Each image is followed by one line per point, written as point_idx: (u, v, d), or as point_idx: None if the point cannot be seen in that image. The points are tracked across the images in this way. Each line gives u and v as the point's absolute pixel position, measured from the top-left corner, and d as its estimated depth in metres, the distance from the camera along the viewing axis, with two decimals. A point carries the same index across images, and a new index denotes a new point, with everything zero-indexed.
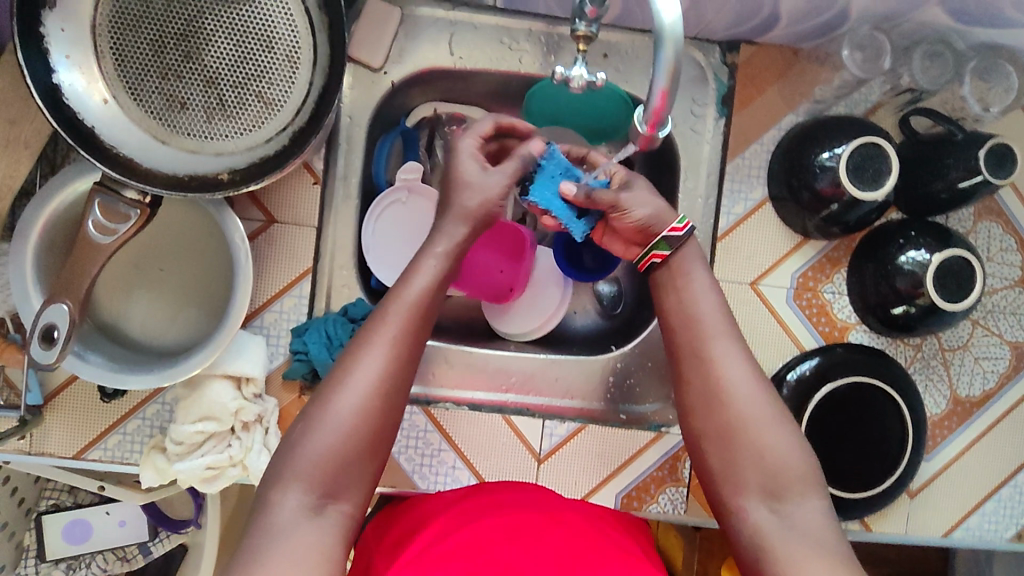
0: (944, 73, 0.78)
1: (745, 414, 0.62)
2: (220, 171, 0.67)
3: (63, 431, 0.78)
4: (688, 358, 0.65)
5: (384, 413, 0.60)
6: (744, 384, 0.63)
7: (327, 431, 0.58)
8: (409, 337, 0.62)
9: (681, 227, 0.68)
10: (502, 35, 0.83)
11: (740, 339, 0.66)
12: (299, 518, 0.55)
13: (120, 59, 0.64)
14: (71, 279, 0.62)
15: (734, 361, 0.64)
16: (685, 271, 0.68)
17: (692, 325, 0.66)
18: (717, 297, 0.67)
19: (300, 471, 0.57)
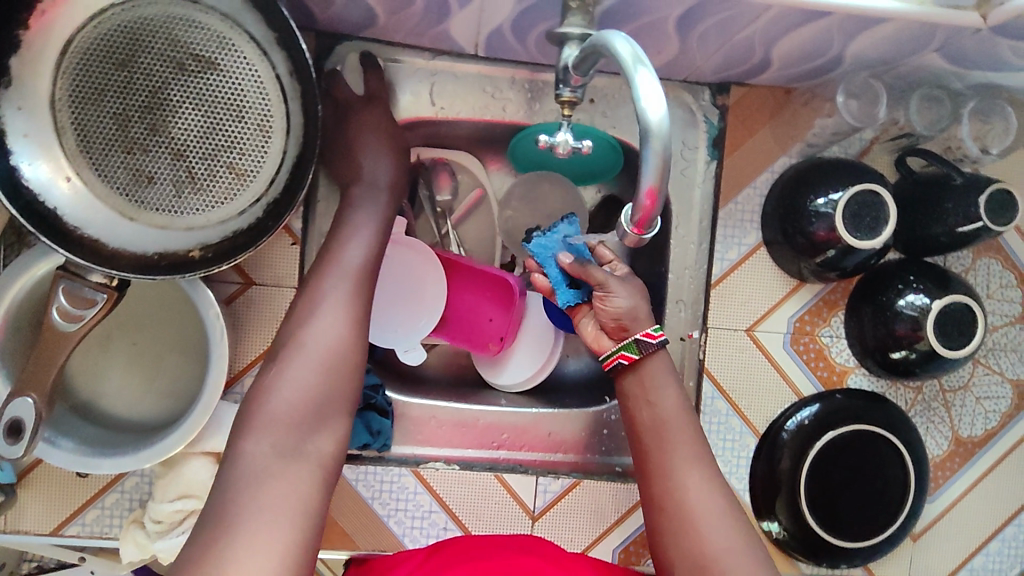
0: (942, 118, 0.76)
1: (714, 548, 0.62)
2: (192, 247, 0.64)
3: (40, 508, 0.75)
4: (655, 478, 0.67)
5: (343, 363, 0.66)
6: (711, 513, 0.64)
7: (295, 376, 0.63)
8: (358, 287, 0.69)
9: (654, 335, 0.68)
10: (484, 83, 0.80)
11: (712, 462, 0.67)
12: (270, 461, 0.58)
13: (81, 135, 0.60)
14: (37, 371, 0.59)
15: (705, 485, 0.66)
16: (656, 387, 0.70)
17: (660, 442, 0.68)
18: (686, 413, 0.69)
19: (267, 417, 0.61)
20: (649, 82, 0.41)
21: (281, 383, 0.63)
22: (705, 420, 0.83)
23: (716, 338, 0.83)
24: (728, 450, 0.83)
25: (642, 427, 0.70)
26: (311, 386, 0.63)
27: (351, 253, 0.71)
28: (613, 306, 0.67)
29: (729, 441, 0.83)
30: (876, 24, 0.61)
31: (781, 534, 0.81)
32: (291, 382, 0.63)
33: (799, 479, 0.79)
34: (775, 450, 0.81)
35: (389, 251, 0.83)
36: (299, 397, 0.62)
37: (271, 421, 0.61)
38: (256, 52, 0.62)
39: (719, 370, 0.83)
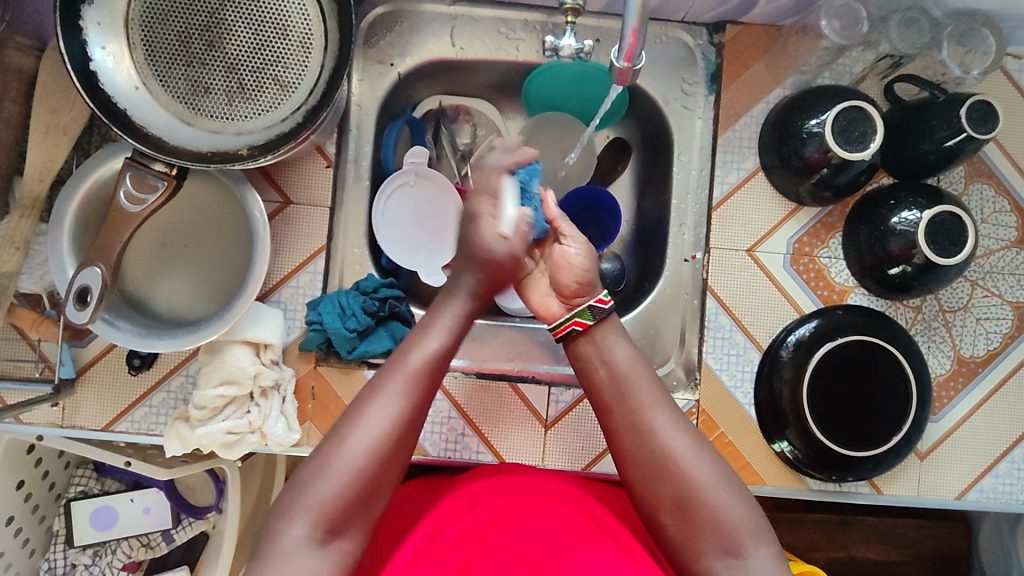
0: (922, 37, 0.81)
1: (696, 480, 0.64)
2: (240, 147, 0.72)
3: (93, 404, 0.82)
4: (629, 435, 0.67)
5: (395, 453, 0.64)
6: (685, 447, 0.66)
7: (351, 451, 0.62)
8: (417, 394, 0.66)
9: (606, 300, 0.73)
10: (499, 26, 0.89)
11: (672, 404, 0.69)
12: (305, 549, 0.58)
13: (150, 49, 0.70)
14: (104, 246, 0.67)
15: (673, 430, 0.67)
16: (604, 348, 0.71)
17: (625, 398, 0.69)
18: (640, 365, 0.70)
19: (309, 510, 0.59)
20: None
21: (323, 479, 0.61)
22: (709, 335, 0.87)
23: (718, 258, 0.87)
24: (732, 364, 0.87)
25: (600, 388, 0.71)
26: (357, 480, 0.61)
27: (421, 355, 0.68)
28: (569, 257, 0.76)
29: (734, 355, 0.87)
30: None
31: (791, 453, 0.84)
32: (346, 455, 0.62)
33: (802, 397, 0.81)
34: (776, 367, 0.85)
35: (414, 181, 0.90)
36: (341, 494, 0.60)
37: (315, 508, 0.59)
38: None
39: (721, 287, 0.87)
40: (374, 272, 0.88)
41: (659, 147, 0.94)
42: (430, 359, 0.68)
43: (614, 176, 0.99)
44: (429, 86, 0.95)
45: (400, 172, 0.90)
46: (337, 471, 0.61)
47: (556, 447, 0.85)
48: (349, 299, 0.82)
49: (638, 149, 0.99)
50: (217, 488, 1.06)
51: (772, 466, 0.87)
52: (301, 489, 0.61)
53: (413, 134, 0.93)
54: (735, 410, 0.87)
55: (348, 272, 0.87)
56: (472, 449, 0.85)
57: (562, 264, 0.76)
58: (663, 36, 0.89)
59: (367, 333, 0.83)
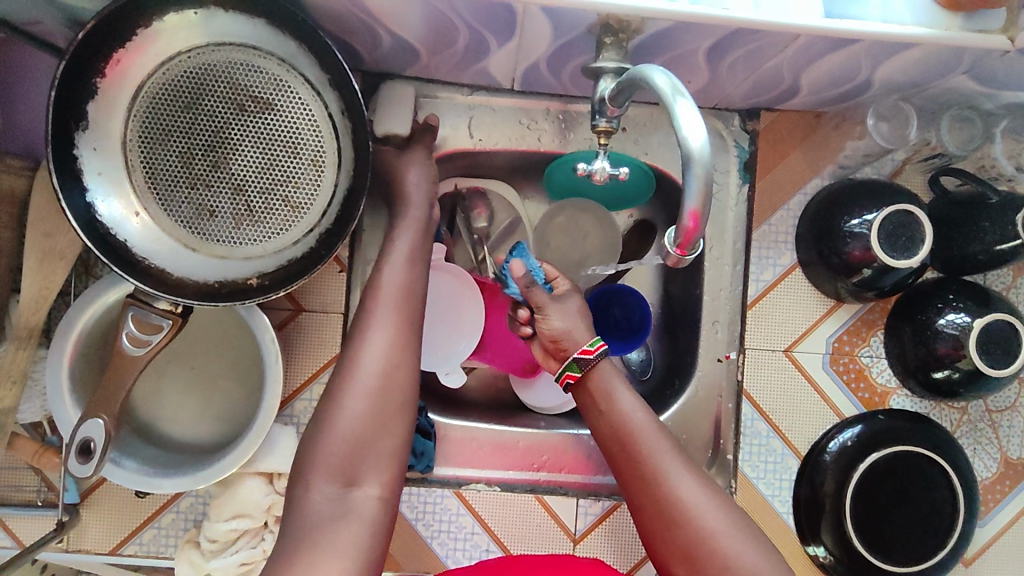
0: (973, 138, 0.76)
1: (705, 526, 0.63)
2: (249, 275, 0.68)
3: (99, 528, 0.78)
4: (627, 472, 0.68)
5: (391, 378, 0.66)
6: (691, 490, 0.65)
7: (351, 401, 0.64)
8: (402, 321, 0.68)
9: (590, 351, 0.71)
10: (520, 115, 0.84)
11: (678, 451, 0.68)
12: (328, 512, 0.59)
13: (151, 173, 0.65)
14: (107, 393, 0.62)
15: (681, 475, 0.65)
16: (609, 389, 0.71)
17: (628, 443, 0.68)
18: (644, 410, 0.70)
19: (325, 465, 0.62)
20: (689, 110, 0.43)
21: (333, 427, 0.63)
22: (744, 442, 0.83)
23: (754, 359, 0.83)
24: (770, 472, 0.83)
25: (599, 423, 0.71)
26: (361, 435, 0.63)
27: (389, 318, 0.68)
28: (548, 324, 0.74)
29: (771, 463, 0.83)
30: (902, 50, 0.63)
31: (827, 558, 0.81)
32: (347, 411, 0.64)
33: (843, 505, 0.77)
34: (817, 473, 0.80)
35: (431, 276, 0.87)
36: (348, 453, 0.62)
37: (331, 462, 0.62)
38: (311, 94, 0.66)
39: (757, 391, 0.83)
40: None
41: None
42: (403, 290, 0.70)
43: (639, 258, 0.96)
44: (446, 171, 0.90)
45: None
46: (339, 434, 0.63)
47: None
48: None
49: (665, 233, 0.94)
50: None
51: (805, 570, 0.84)
52: (315, 447, 0.63)
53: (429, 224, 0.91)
54: (771, 518, 0.83)
55: None
56: None
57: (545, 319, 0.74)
58: None
59: None
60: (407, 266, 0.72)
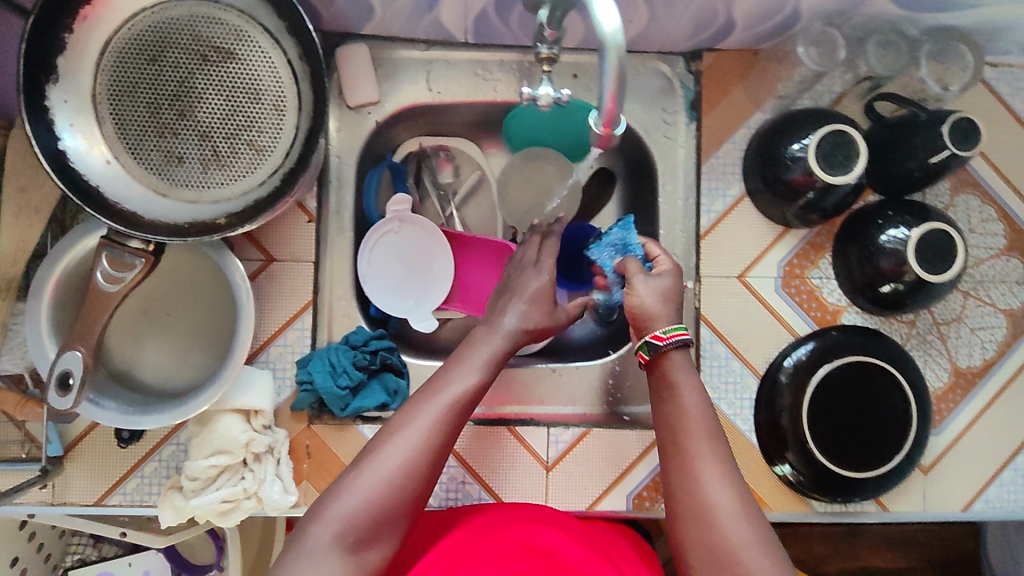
0: (900, 59, 0.83)
1: (727, 537, 0.61)
2: (218, 216, 0.71)
3: (83, 479, 0.81)
4: (671, 467, 0.66)
5: (432, 465, 0.62)
6: (727, 503, 0.62)
7: (384, 460, 0.61)
8: (461, 405, 0.65)
9: (662, 337, 0.71)
10: (475, 67, 0.88)
11: (726, 453, 0.66)
12: (331, 560, 0.57)
13: (120, 123, 0.69)
14: (84, 329, 0.66)
15: (720, 482, 0.63)
16: (674, 384, 0.70)
17: (678, 445, 0.67)
18: (705, 411, 0.68)
19: (333, 519, 0.58)
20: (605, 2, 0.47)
21: (359, 488, 0.60)
22: (705, 364, 0.87)
23: (709, 287, 0.87)
24: (730, 392, 0.87)
25: (660, 416, 0.70)
26: (387, 490, 0.60)
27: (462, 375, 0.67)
28: (631, 299, 0.75)
29: (731, 383, 0.87)
30: None
31: (794, 476, 0.84)
32: (381, 466, 0.60)
33: (800, 419, 0.81)
34: (775, 391, 0.84)
35: (398, 228, 0.90)
36: (366, 504, 0.59)
37: (348, 512, 0.58)
38: (270, 42, 0.70)
39: (714, 316, 0.87)
40: (364, 325, 0.88)
41: (643, 175, 0.94)
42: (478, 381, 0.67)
43: (601, 205, 0.99)
44: (409, 129, 0.94)
45: (383, 220, 0.89)
46: (370, 479, 0.60)
47: (558, 488, 0.84)
48: (339, 356, 0.81)
49: (623, 179, 0.98)
50: (217, 546, 1.04)
51: (776, 491, 0.87)
52: (338, 499, 0.60)
53: (395, 178, 0.94)
54: (734, 436, 0.87)
55: (337, 326, 0.87)
56: (474, 496, 0.84)
57: (632, 291, 0.76)
58: (642, 67, 0.88)
59: (360, 388, 0.83)
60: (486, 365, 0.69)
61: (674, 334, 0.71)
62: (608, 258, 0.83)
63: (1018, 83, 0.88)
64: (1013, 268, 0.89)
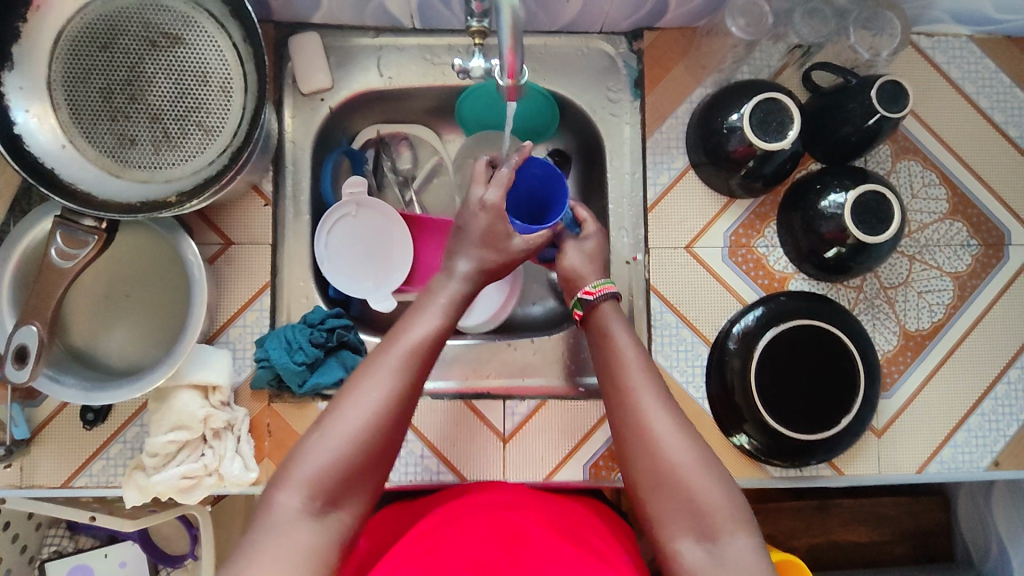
0: (824, 27, 0.85)
1: (672, 461, 0.63)
2: (169, 195, 0.73)
3: (51, 463, 0.81)
4: (613, 405, 0.69)
5: (392, 427, 0.63)
6: (667, 430, 0.65)
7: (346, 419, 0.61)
8: (418, 366, 0.66)
9: (591, 292, 0.77)
10: (424, 53, 0.91)
11: (662, 386, 0.69)
12: (302, 518, 0.57)
13: (74, 108, 0.72)
14: (38, 304, 0.68)
15: (660, 412, 0.66)
16: (608, 330, 0.73)
17: (615, 380, 0.70)
18: (638, 352, 0.71)
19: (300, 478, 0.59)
20: None
21: (319, 450, 0.60)
22: (657, 334, 0.88)
23: (658, 257, 0.89)
24: (682, 360, 0.88)
25: (598, 361, 0.73)
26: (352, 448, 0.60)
27: (417, 332, 0.68)
28: (563, 262, 0.82)
29: (682, 351, 0.88)
30: None
31: (750, 444, 0.85)
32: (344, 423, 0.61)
33: (748, 384, 0.82)
34: (724, 358, 0.86)
35: (356, 211, 0.92)
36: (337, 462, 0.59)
37: (330, 458, 0.59)
38: (215, 27, 0.73)
39: (664, 286, 0.89)
40: (322, 304, 0.88)
41: (593, 154, 0.96)
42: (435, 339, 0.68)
43: None
44: (365, 117, 0.97)
45: (340, 204, 0.91)
46: (336, 431, 0.60)
47: (516, 460, 0.85)
48: (295, 333, 0.82)
49: (577, 160, 1.01)
50: (191, 535, 1.05)
51: (732, 459, 0.88)
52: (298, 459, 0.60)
53: (353, 163, 0.97)
54: (689, 405, 0.88)
55: (296, 308, 0.88)
56: (432, 470, 0.85)
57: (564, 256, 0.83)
58: (585, 48, 0.92)
59: (317, 365, 0.84)
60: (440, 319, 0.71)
61: (600, 290, 0.77)
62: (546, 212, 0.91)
63: (954, 51, 0.92)
64: (957, 232, 0.91)
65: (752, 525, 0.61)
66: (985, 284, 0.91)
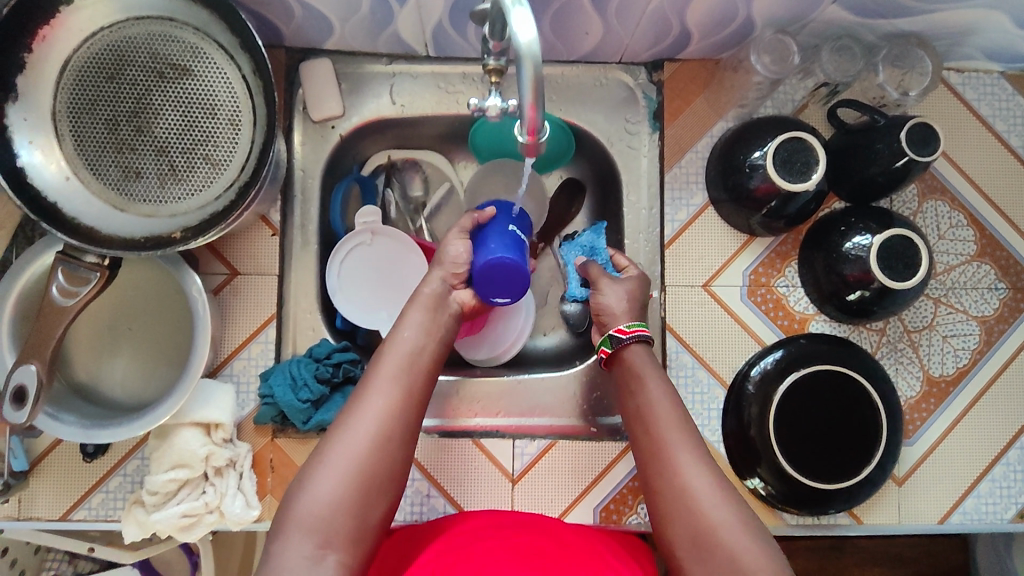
0: (854, 65, 0.81)
1: (711, 520, 0.62)
2: (174, 230, 0.71)
3: (49, 495, 0.80)
4: (647, 458, 0.68)
5: (387, 456, 0.65)
6: (705, 487, 0.64)
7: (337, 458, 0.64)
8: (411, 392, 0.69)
9: (625, 330, 0.76)
10: (438, 81, 0.89)
11: (699, 442, 0.68)
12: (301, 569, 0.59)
13: (79, 140, 0.70)
14: (38, 343, 0.65)
15: (698, 469, 0.65)
16: (640, 377, 0.73)
17: (649, 432, 0.69)
18: (672, 401, 0.70)
19: (304, 524, 0.61)
20: (523, 15, 0.48)
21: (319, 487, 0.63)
22: (672, 374, 0.86)
23: (675, 295, 0.86)
24: (698, 402, 0.86)
25: (629, 409, 0.73)
26: (352, 492, 0.63)
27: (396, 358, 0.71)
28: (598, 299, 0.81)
29: (698, 393, 0.86)
30: None
31: (765, 489, 0.82)
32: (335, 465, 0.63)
33: (767, 427, 0.80)
34: (742, 401, 0.83)
35: (371, 239, 0.91)
36: (336, 505, 0.62)
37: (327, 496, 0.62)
38: (225, 58, 0.71)
39: (680, 325, 0.86)
40: (329, 337, 0.87)
41: (610, 185, 0.94)
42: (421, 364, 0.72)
43: (570, 217, 0.99)
44: (377, 143, 0.95)
45: (354, 232, 0.90)
46: (331, 478, 0.63)
47: (525, 501, 0.83)
48: (300, 368, 0.80)
49: (592, 189, 0.98)
50: (191, 561, 1.03)
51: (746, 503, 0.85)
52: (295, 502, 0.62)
53: (363, 192, 0.95)
54: None
55: (301, 338, 0.86)
56: (439, 510, 0.83)
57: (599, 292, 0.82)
58: (604, 78, 0.89)
59: (323, 400, 0.82)
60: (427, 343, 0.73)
61: (632, 330, 0.76)
62: (574, 257, 0.92)
63: (985, 88, 0.89)
64: (984, 275, 0.88)
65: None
66: (1012, 330, 0.88)
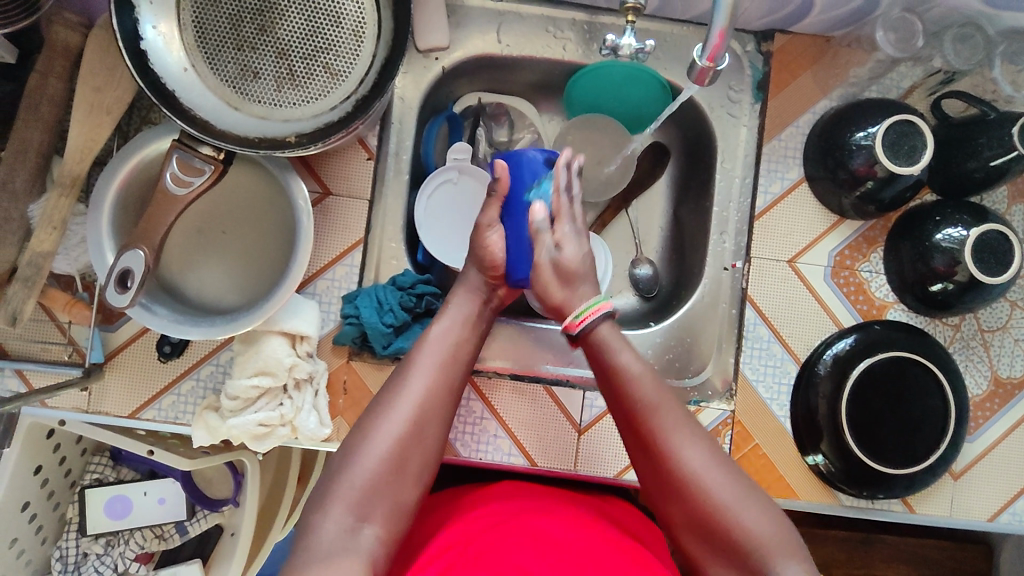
0: (976, 54, 0.82)
1: (712, 498, 0.63)
2: (288, 134, 0.71)
3: (120, 391, 0.79)
4: (639, 451, 0.68)
5: (418, 436, 0.66)
6: (703, 464, 0.65)
7: (374, 444, 0.64)
8: (441, 370, 0.70)
9: (572, 325, 0.72)
10: (547, 24, 0.89)
11: (687, 420, 0.67)
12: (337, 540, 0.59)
13: (200, 31, 0.68)
14: (148, 228, 0.66)
15: (691, 448, 0.65)
16: (613, 356, 0.70)
17: (636, 415, 0.67)
18: (650, 379, 0.68)
19: (345, 496, 0.62)
20: None
21: (357, 463, 0.63)
22: (747, 345, 0.86)
23: (758, 267, 0.87)
24: (769, 376, 0.86)
25: (606, 388, 0.71)
26: (385, 465, 0.64)
27: (438, 338, 0.72)
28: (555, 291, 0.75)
29: (770, 366, 0.86)
30: None
31: (825, 466, 0.83)
32: (371, 448, 0.64)
33: (838, 409, 0.80)
34: (812, 382, 0.84)
35: (457, 178, 0.90)
36: (374, 478, 0.63)
37: (365, 480, 0.62)
38: None
39: (761, 297, 0.87)
40: (411, 267, 0.86)
41: (700, 153, 0.93)
42: (455, 347, 0.73)
43: (653, 180, 0.99)
44: (470, 84, 0.94)
45: (443, 168, 0.89)
46: (364, 456, 0.63)
47: (588, 452, 0.84)
48: (386, 294, 0.81)
49: (678, 156, 0.98)
50: (235, 481, 1.04)
51: (806, 482, 0.85)
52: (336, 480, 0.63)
53: (452, 130, 0.94)
54: (770, 422, 0.86)
55: (385, 267, 0.85)
56: (504, 451, 0.83)
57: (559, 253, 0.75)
58: None
59: (402, 328, 0.82)
60: (463, 327, 0.75)
61: (587, 315, 0.71)
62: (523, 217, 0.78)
63: None
64: None
65: (803, 551, 0.61)
66: None
